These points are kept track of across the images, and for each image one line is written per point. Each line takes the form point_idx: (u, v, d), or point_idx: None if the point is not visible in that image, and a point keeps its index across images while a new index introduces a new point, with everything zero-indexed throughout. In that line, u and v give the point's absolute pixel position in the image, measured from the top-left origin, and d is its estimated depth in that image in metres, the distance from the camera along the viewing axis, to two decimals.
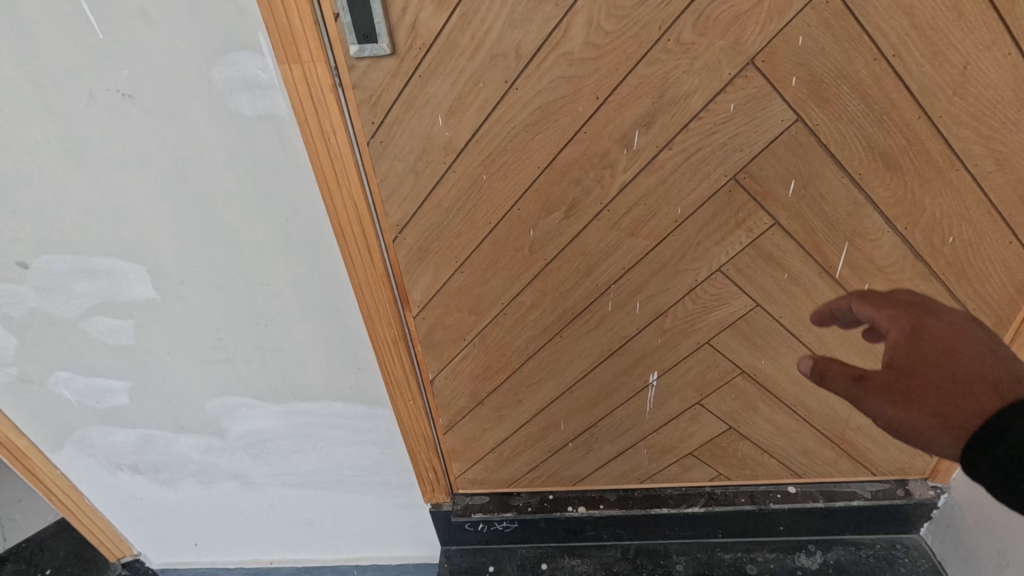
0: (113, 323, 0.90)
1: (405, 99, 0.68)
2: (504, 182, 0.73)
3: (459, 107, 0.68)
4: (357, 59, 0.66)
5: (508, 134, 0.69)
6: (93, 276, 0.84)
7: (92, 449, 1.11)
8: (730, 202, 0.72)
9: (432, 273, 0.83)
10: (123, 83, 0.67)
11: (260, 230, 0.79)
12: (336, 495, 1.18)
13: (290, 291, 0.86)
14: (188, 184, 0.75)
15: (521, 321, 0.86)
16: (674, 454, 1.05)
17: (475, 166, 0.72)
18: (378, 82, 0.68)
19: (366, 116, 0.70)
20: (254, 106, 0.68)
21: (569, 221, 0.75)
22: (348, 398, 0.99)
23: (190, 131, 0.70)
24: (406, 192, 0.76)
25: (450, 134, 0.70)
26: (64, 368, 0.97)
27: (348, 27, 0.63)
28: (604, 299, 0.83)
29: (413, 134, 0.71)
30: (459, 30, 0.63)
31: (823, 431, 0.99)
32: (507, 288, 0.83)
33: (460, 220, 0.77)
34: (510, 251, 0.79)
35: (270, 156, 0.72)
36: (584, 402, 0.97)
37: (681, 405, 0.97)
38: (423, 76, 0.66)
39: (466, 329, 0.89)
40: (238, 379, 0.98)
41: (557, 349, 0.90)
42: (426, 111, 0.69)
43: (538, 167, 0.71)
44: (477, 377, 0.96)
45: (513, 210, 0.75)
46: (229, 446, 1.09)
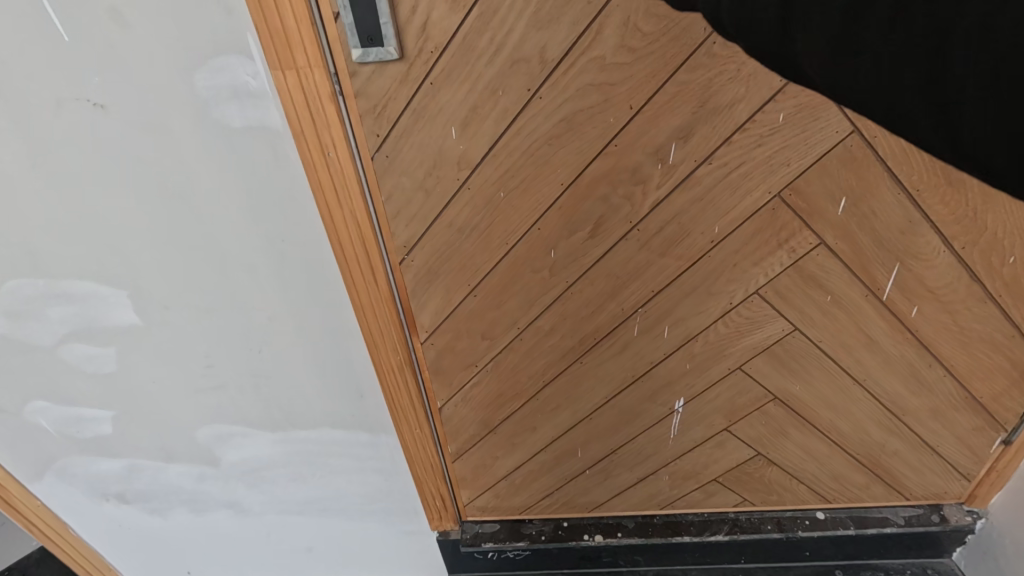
0: (93, 351, 0.83)
1: (413, 109, 0.62)
2: (524, 200, 0.67)
3: (476, 118, 0.62)
4: (360, 65, 0.59)
5: (529, 147, 0.63)
6: (70, 300, 0.77)
7: (74, 478, 1.04)
8: (772, 221, 0.66)
9: (443, 295, 0.77)
10: (94, 91, 0.59)
11: (253, 251, 0.71)
12: (337, 523, 1.11)
13: (285, 316, 0.78)
14: (171, 201, 0.67)
15: (538, 346, 0.81)
16: (697, 481, 0.99)
17: (491, 183, 0.66)
18: (383, 90, 0.61)
19: (370, 127, 0.64)
20: (244, 116, 0.60)
21: (594, 241, 0.69)
22: (350, 426, 0.93)
23: (171, 145, 0.63)
24: (415, 211, 0.69)
25: (464, 147, 0.64)
26: (40, 397, 0.89)
27: (348, 27, 0.56)
28: (630, 323, 0.77)
29: (423, 147, 0.65)
30: (480, 32, 0.57)
31: (857, 456, 0.93)
32: (523, 312, 0.77)
33: (474, 240, 0.71)
34: (528, 273, 0.73)
35: (262, 171, 0.64)
36: (603, 429, 0.91)
37: (707, 431, 0.90)
38: (434, 84, 0.60)
39: (478, 353, 0.84)
40: (231, 407, 0.90)
41: (577, 375, 0.84)
42: (438, 122, 0.63)
43: (562, 183, 0.65)
44: (490, 404, 0.91)
45: (532, 229, 0.69)
46: (222, 475, 1.02)
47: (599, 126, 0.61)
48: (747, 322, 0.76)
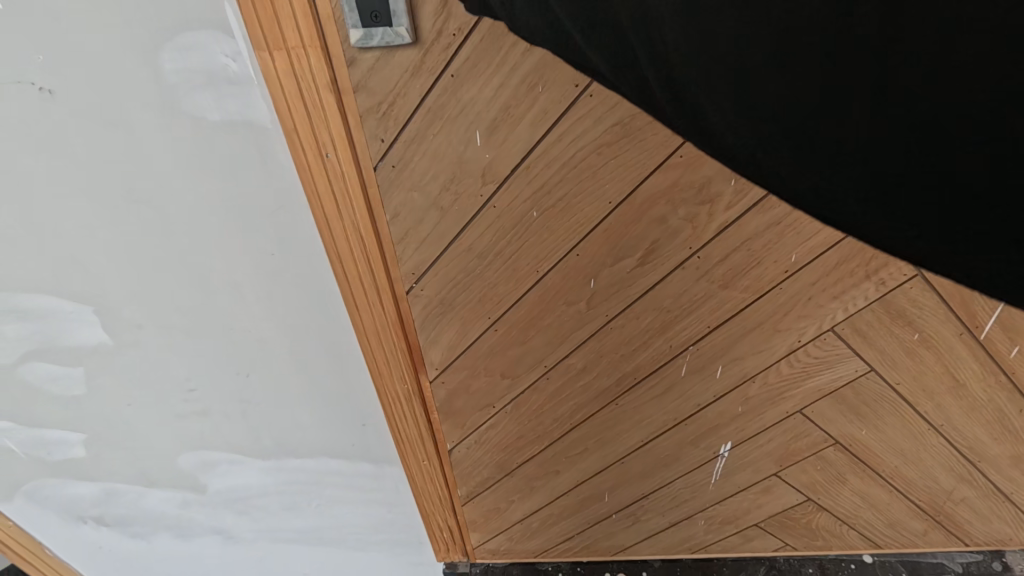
0: (59, 372, 0.73)
1: (428, 109, 0.51)
2: (561, 221, 0.56)
3: (506, 121, 0.51)
4: (361, 51, 0.48)
5: (573, 157, 0.52)
6: (27, 317, 0.66)
7: (46, 501, 0.94)
8: (861, 250, 0.55)
9: (457, 330, 0.67)
10: (39, 75, 0.48)
11: (239, 266, 0.61)
12: (336, 552, 1.02)
13: (278, 338, 0.68)
14: (141, 208, 0.56)
15: (568, 386, 0.72)
16: (735, 525, 0.89)
17: (524, 201, 0.56)
18: (392, 82, 0.49)
19: (371, 130, 0.52)
20: (225, 110, 0.49)
21: (645, 267, 0.59)
22: (351, 455, 0.83)
23: (136, 141, 0.52)
24: (425, 233, 0.59)
25: (491, 156, 0.53)
26: (4, 418, 0.79)
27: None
28: (677, 363, 0.68)
29: (440, 155, 0.54)
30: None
31: (917, 502, 0.82)
32: (552, 350, 0.68)
33: (498, 267, 0.61)
34: (561, 306, 0.63)
35: (247, 172, 0.53)
36: (635, 474, 0.82)
37: (752, 477, 0.81)
38: (457, 76, 0.49)
39: (496, 393, 0.75)
40: (218, 435, 0.80)
41: (611, 418, 0.75)
42: (460, 125, 0.52)
43: (611, 202, 0.55)
44: (508, 448, 0.82)
45: (570, 254, 0.59)
46: (208, 501, 0.92)
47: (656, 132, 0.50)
48: (817, 363, 0.66)
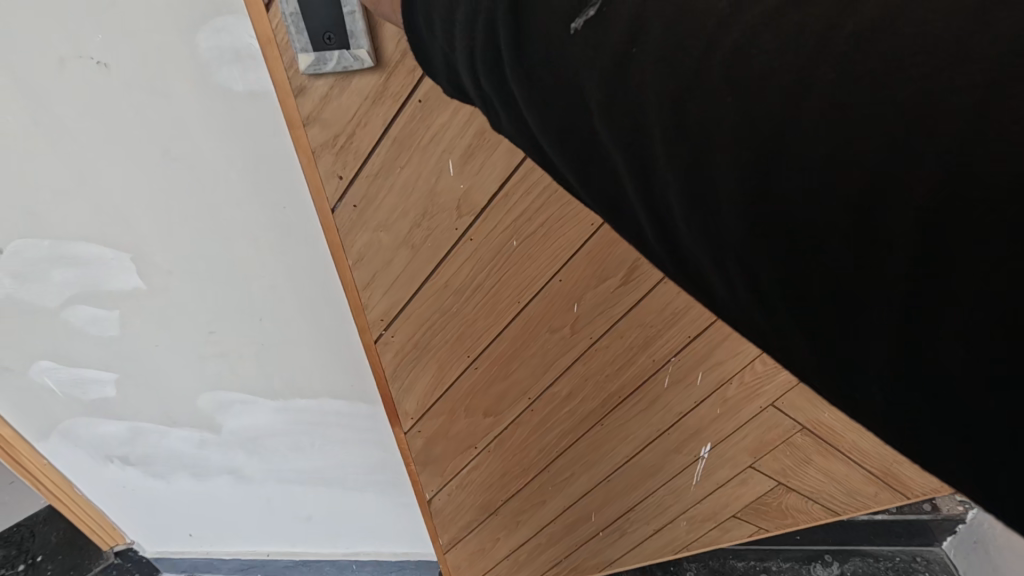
0: (97, 313, 0.84)
1: (392, 137, 0.65)
2: (545, 244, 0.74)
3: (476, 154, 0.67)
4: (316, 79, 0.60)
5: (543, 193, 0.69)
6: (74, 264, 0.77)
7: (79, 440, 1.06)
8: None
9: (433, 372, 0.86)
10: (97, 50, 0.59)
11: (255, 219, 0.72)
12: (335, 493, 1.14)
13: (286, 285, 0.79)
14: (173, 165, 0.67)
15: (555, 411, 0.92)
16: (714, 521, 1.09)
17: (503, 232, 0.73)
18: (350, 108, 0.63)
19: (331, 167, 0.66)
20: (246, 80, 0.60)
21: (626, 285, 0.78)
22: (350, 396, 0.94)
23: (171, 105, 0.62)
24: (396, 271, 0.76)
25: (464, 185, 0.69)
26: (47, 358, 0.91)
27: (294, 19, 0.54)
28: (661, 373, 0.88)
29: (402, 189, 0.69)
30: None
31: (868, 467, 0.97)
32: (538, 378, 0.88)
33: (480, 303, 0.79)
34: (547, 332, 0.83)
35: (264, 134, 0.64)
36: (628, 484, 1.02)
37: (731, 471, 1.01)
38: (423, 102, 0.63)
39: (480, 431, 0.95)
40: (234, 376, 0.92)
41: (602, 436, 0.96)
42: (431, 152, 0.66)
43: (593, 224, 0.72)
44: (491, 485, 1.02)
45: (556, 281, 0.77)
46: (221, 441, 1.04)
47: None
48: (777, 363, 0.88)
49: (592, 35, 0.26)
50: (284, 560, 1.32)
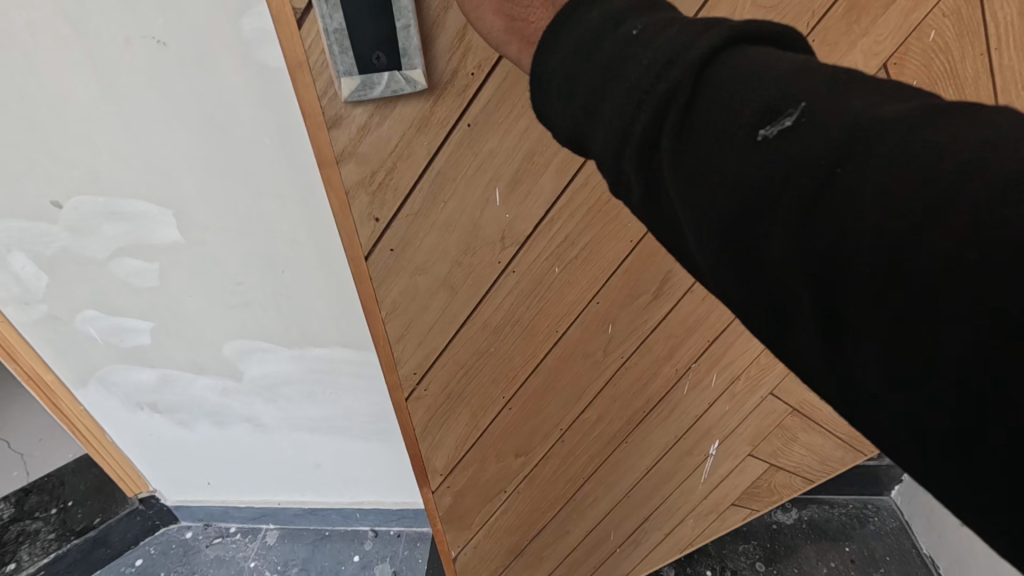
0: (139, 265, 0.96)
1: (437, 169, 0.67)
2: (584, 266, 0.78)
3: (520, 184, 0.70)
4: (354, 108, 0.61)
5: (577, 222, 0.74)
6: (124, 218, 0.89)
7: (114, 387, 1.18)
8: None
9: (464, 424, 0.93)
10: (157, 30, 0.70)
11: (283, 181, 0.84)
12: (344, 440, 1.25)
13: (307, 240, 0.91)
14: (216, 131, 0.79)
15: (584, 438, 1.01)
16: (717, 512, 1.21)
17: (543, 262, 0.77)
18: (390, 138, 0.64)
19: (367, 208, 0.69)
20: (279, 57, 0.72)
21: (660, 299, 0.85)
22: (359, 345, 1.06)
23: (215, 77, 0.74)
24: (429, 319, 0.80)
25: (509, 216, 0.72)
26: (91, 307, 1.03)
27: (339, 37, 0.52)
28: (683, 380, 0.97)
29: (449, 222, 0.72)
30: (514, 79, 0.62)
31: (839, 434, 1.11)
32: (565, 413, 0.97)
33: (514, 337, 0.84)
34: (581, 359, 0.90)
35: (295, 107, 0.77)
36: (644, 496, 1.13)
37: (733, 463, 1.14)
38: (471, 126, 0.64)
39: (510, 473, 1.03)
40: (257, 325, 1.04)
41: (619, 458, 1.06)
42: (481, 180, 0.69)
43: (631, 240, 0.77)
44: (525, 516, 1.10)
45: (592, 304, 0.83)
46: (243, 389, 1.16)
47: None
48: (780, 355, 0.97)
49: (789, 145, 0.28)
50: (294, 508, 1.44)
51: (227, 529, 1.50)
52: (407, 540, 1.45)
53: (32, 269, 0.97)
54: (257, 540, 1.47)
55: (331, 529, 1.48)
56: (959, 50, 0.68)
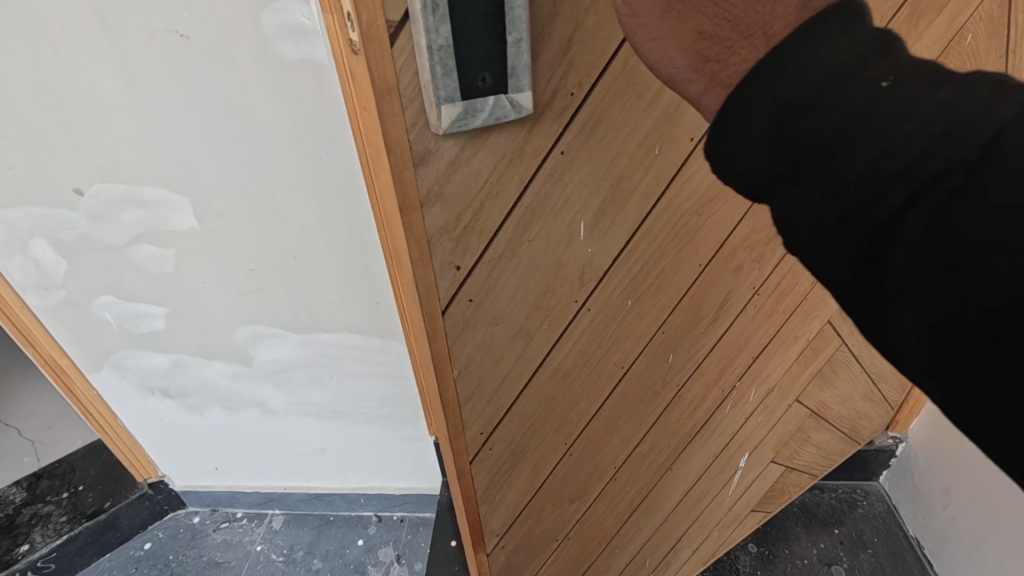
0: (156, 252, 0.99)
1: (525, 206, 0.60)
2: (657, 294, 0.75)
3: (604, 217, 0.64)
4: (443, 142, 0.52)
5: (653, 253, 0.70)
6: (142, 205, 0.93)
7: (127, 372, 1.22)
8: None
9: (526, 474, 0.89)
10: (180, 24, 0.74)
11: (296, 169, 0.88)
12: (349, 425, 1.29)
13: (318, 228, 0.95)
14: (234, 122, 0.83)
15: (635, 471, 0.99)
16: (737, 519, 1.21)
17: (617, 296, 0.73)
18: (480, 172, 0.56)
19: (447, 256, 0.61)
20: (297, 50, 0.76)
21: (719, 319, 0.83)
22: (366, 331, 1.10)
23: (236, 71, 0.78)
24: (501, 369, 0.74)
25: (591, 251, 0.67)
26: (108, 292, 1.06)
27: (443, 56, 0.43)
28: (728, 397, 0.97)
29: (533, 262, 0.65)
30: (618, 93, 0.55)
31: (840, 427, 1.15)
32: (620, 450, 0.94)
33: (580, 377, 0.79)
34: (643, 390, 0.87)
35: (311, 98, 0.81)
36: (680, 518, 1.14)
37: (756, 471, 1.15)
38: (566, 153, 0.58)
39: (568, 515, 0.99)
40: (268, 310, 1.07)
41: (661, 490, 1.06)
42: (568, 216, 0.63)
43: (700, 263, 0.74)
44: (577, 555, 1.08)
45: (658, 333, 0.80)
46: (253, 374, 1.20)
47: (739, 233, 0.74)
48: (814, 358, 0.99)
49: None
50: (299, 493, 1.48)
51: (233, 514, 1.53)
52: (409, 525, 1.48)
53: (52, 255, 1.00)
54: (262, 525, 1.51)
55: (335, 515, 1.52)
56: (984, 51, 0.71)
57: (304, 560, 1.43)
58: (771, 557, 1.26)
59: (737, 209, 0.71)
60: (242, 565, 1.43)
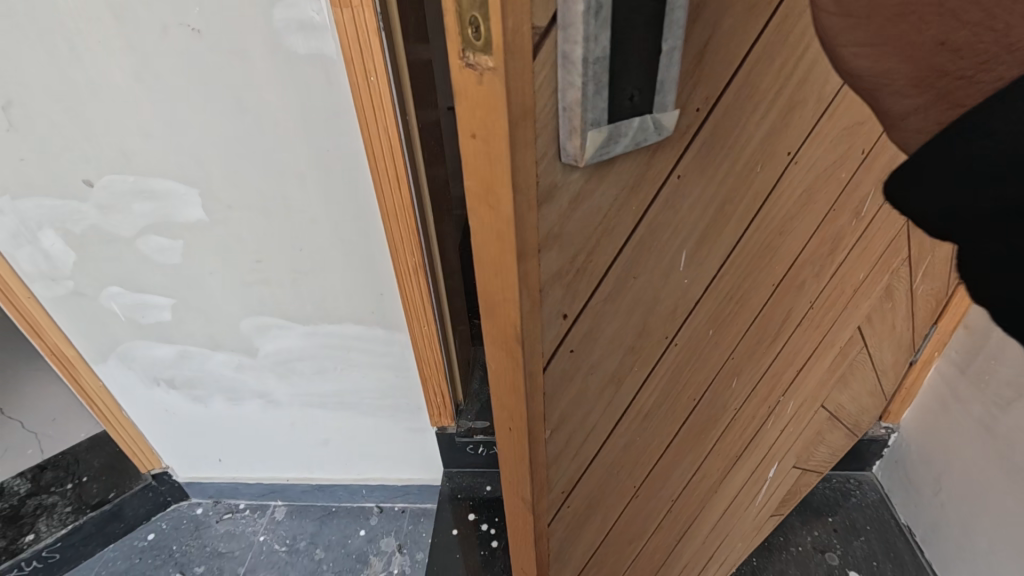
0: (165, 243, 1.01)
1: (638, 237, 0.51)
2: (735, 318, 0.70)
3: (704, 245, 0.58)
4: (567, 175, 0.42)
5: (739, 278, 0.66)
6: (152, 197, 0.95)
7: (133, 363, 1.23)
8: (862, 260, 0.83)
9: (594, 525, 0.79)
10: (193, 19, 0.76)
11: (304, 161, 0.89)
12: (352, 416, 1.31)
13: (325, 220, 0.96)
14: (243, 114, 0.85)
15: (686, 498, 0.95)
16: (759, 528, 1.21)
17: (700, 327, 0.67)
18: (599, 207, 0.46)
19: (556, 304, 0.49)
20: (306, 45, 0.78)
21: (777, 338, 0.82)
22: (371, 322, 1.12)
23: (246, 64, 0.80)
24: (588, 421, 0.63)
25: (688, 280, 0.60)
26: (116, 283, 1.08)
27: (599, 70, 0.35)
28: (770, 413, 0.97)
29: (637, 299, 0.56)
30: (739, 105, 0.50)
31: (846, 425, 1.17)
32: (677, 481, 0.89)
33: (657, 415, 0.72)
34: (706, 418, 0.83)
35: (319, 91, 0.82)
36: (715, 536, 1.12)
37: (779, 478, 1.15)
38: (682, 176, 0.50)
39: (625, 555, 0.93)
40: (274, 301, 1.09)
41: (704, 512, 1.03)
42: (673, 246, 0.55)
43: (772, 284, 0.72)
44: None
45: (727, 359, 0.76)
46: (257, 365, 1.22)
47: (812, 250, 0.72)
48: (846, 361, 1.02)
49: None
50: (301, 484, 1.49)
51: (236, 505, 1.55)
52: (411, 516, 1.50)
53: (61, 247, 1.02)
54: (265, 516, 1.53)
55: (337, 506, 1.53)
56: None
57: (307, 550, 1.44)
58: (768, 544, 1.28)
59: (813, 223, 0.69)
60: (245, 555, 1.44)
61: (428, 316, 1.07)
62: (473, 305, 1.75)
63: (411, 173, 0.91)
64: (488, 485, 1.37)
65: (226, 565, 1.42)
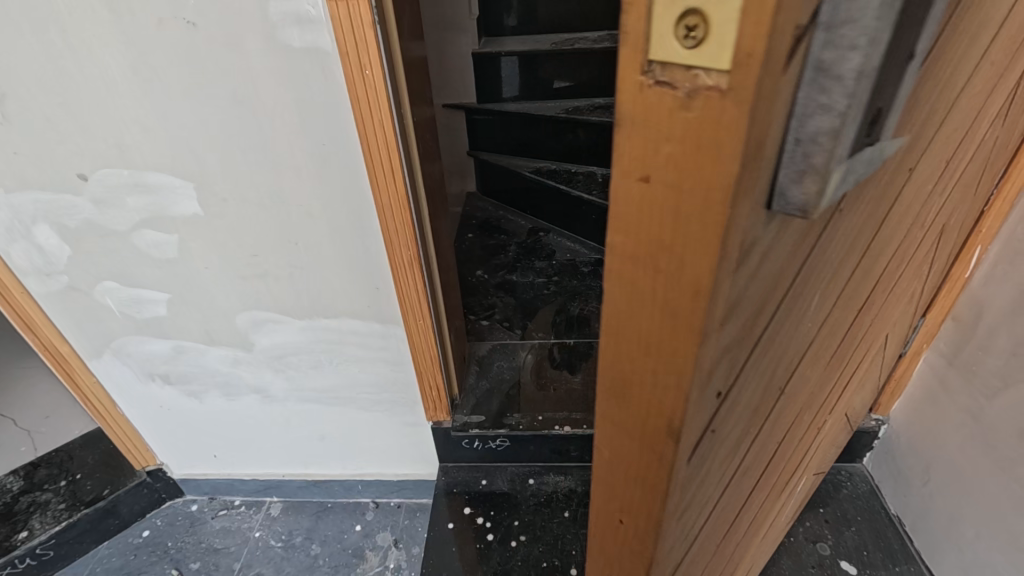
0: (160, 237, 1.01)
1: (798, 282, 0.40)
2: (830, 346, 0.61)
3: (837, 276, 0.48)
4: (765, 228, 0.30)
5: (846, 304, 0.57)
6: (148, 191, 0.95)
7: (128, 358, 1.23)
8: (914, 261, 0.79)
9: None
10: (189, 12, 0.77)
11: (299, 155, 0.90)
12: (347, 411, 1.31)
13: (321, 213, 0.97)
14: (238, 107, 0.85)
15: (747, 531, 0.87)
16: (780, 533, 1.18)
17: (808, 363, 0.57)
18: (780, 257, 0.34)
19: (717, 383, 0.36)
20: (302, 38, 0.78)
21: (846, 353, 0.75)
22: (366, 316, 1.12)
23: (243, 57, 0.81)
24: (704, 500, 0.51)
25: (815, 318, 0.49)
26: (111, 278, 1.08)
27: (864, 86, 0.25)
28: (821, 430, 0.90)
29: (776, 352, 0.45)
30: (908, 110, 0.39)
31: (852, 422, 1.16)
32: (745, 519, 0.80)
33: (751, 464, 0.62)
34: (780, 449, 0.74)
35: (314, 85, 0.83)
36: (754, 557, 1.06)
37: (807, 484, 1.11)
38: (850, 204, 0.39)
39: None
40: (270, 296, 1.10)
41: (755, 536, 0.96)
42: (817, 285, 0.44)
43: (861, 302, 0.63)
44: None
45: (812, 388, 0.67)
46: (253, 361, 1.22)
47: (892, 262, 0.65)
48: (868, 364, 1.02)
49: None
50: (296, 480, 1.50)
51: (232, 502, 1.55)
52: (407, 511, 1.50)
53: (55, 241, 1.02)
54: (261, 512, 1.53)
55: (333, 502, 1.54)
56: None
57: (303, 545, 1.44)
58: None
59: (900, 233, 0.62)
60: (240, 551, 1.43)
61: (423, 311, 1.08)
62: (467, 302, 1.76)
63: (406, 168, 0.92)
64: (484, 479, 1.38)
65: (222, 561, 1.41)
